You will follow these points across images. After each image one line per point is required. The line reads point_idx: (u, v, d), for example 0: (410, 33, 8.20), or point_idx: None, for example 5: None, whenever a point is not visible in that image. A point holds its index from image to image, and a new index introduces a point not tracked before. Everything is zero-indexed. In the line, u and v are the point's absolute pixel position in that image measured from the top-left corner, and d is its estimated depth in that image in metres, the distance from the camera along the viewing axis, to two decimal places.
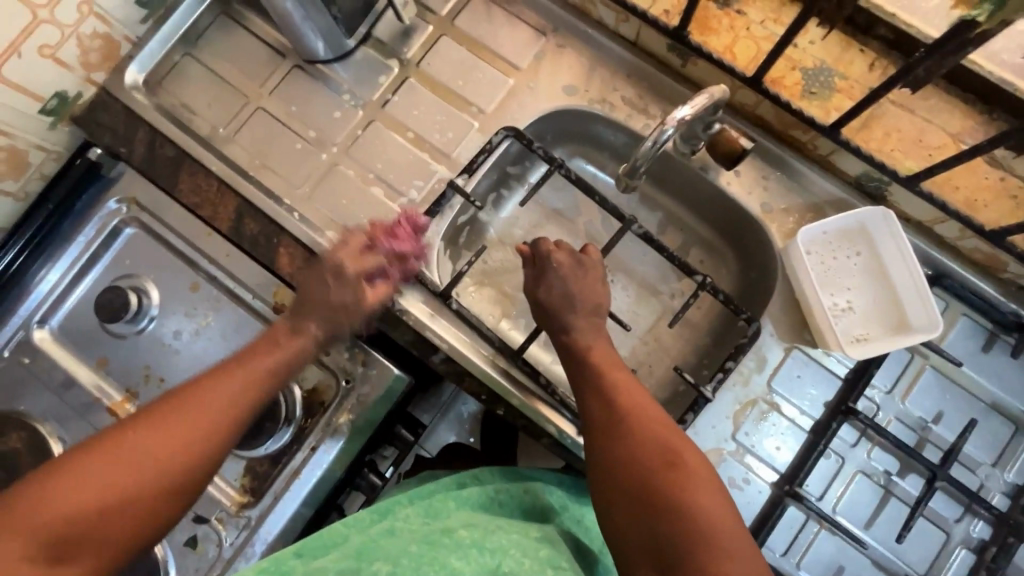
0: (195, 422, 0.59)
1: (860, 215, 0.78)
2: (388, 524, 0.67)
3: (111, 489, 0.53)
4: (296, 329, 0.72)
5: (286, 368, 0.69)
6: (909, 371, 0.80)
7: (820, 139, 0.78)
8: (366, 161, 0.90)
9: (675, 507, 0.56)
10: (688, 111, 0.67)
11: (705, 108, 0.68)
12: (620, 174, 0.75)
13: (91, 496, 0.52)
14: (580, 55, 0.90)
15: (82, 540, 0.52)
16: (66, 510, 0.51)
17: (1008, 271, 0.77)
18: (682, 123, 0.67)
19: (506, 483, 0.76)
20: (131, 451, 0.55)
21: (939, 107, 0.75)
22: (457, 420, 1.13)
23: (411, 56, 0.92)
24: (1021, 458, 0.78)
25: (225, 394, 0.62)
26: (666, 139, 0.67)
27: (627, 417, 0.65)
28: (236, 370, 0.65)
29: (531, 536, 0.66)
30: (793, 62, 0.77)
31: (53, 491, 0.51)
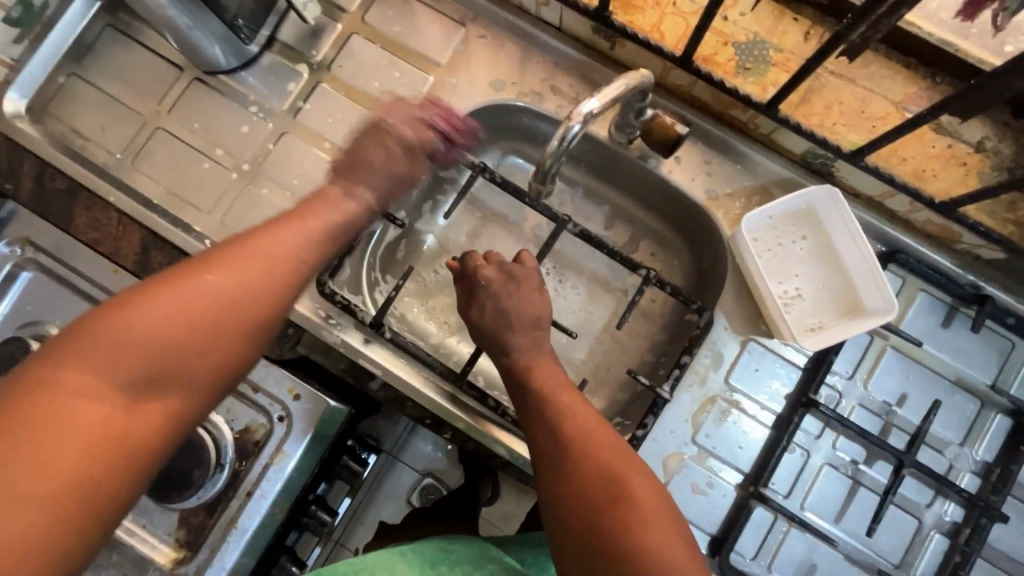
0: (270, 260, 0.55)
1: (806, 196, 0.73)
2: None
3: (198, 320, 0.49)
4: (347, 196, 0.65)
5: (350, 225, 0.64)
6: (870, 354, 0.76)
7: (760, 118, 0.73)
8: (282, 177, 0.82)
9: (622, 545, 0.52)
10: (597, 106, 0.59)
11: (620, 95, 0.61)
12: (531, 182, 0.67)
13: (177, 326, 0.48)
14: (504, 44, 0.83)
15: (170, 373, 0.48)
16: (153, 340, 0.47)
17: (963, 242, 0.73)
18: (587, 121, 0.59)
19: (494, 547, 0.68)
20: (213, 281, 0.51)
21: (880, 75, 0.70)
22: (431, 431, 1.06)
23: (322, 59, 0.84)
24: (990, 434, 0.75)
25: (301, 238, 0.58)
26: (573, 136, 0.59)
27: (573, 444, 0.60)
28: (303, 218, 0.60)
29: None
30: (724, 37, 0.72)
31: (138, 321, 0.47)
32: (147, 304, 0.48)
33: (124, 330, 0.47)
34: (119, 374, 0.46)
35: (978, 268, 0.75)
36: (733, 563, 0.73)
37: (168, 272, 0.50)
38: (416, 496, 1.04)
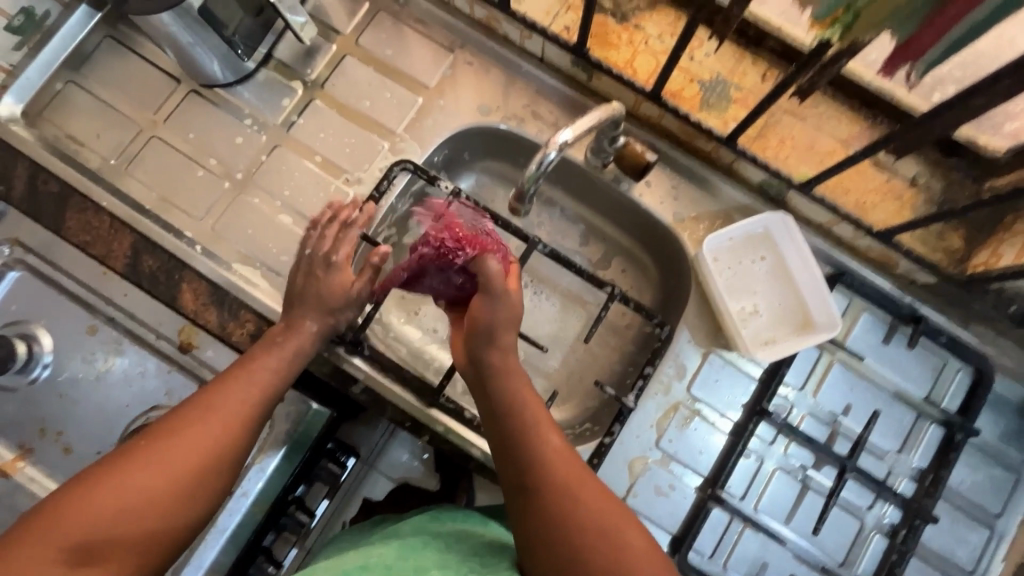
0: (210, 428, 0.56)
1: (762, 222, 0.80)
2: (361, 562, 0.62)
3: (144, 490, 0.51)
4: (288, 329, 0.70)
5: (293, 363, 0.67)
6: (819, 368, 0.83)
7: (722, 149, 0.80)
8: (273, 188, 0.86)
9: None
10: (571, 136, 0.65)
11: (593, 127, 0.67)
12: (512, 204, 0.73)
13: (117, 498, 0.50)
14: (488, 70, 0.89)
15: (111, 546, 0.49)
16: (95, 519, 0.49)
17: (901, 267, 0.81)
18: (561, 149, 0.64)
19: (469, 525, 0.72)
20: (158, 455, 0.53)
21: (826, 115, 0.78)
22: (407, 440, 1.04)
23: (315, 77, 0.89)
24: (925, 441, 0.82)
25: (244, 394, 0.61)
26: (550, 162, 0.65)
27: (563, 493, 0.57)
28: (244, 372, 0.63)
29: (502, 566, 0.63)
30: (690, 75, 0.79)
31: (85, 500, 0.49)
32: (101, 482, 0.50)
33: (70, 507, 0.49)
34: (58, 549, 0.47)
35: (914, 290, 0.83)
36: (691, 561, 0.78)
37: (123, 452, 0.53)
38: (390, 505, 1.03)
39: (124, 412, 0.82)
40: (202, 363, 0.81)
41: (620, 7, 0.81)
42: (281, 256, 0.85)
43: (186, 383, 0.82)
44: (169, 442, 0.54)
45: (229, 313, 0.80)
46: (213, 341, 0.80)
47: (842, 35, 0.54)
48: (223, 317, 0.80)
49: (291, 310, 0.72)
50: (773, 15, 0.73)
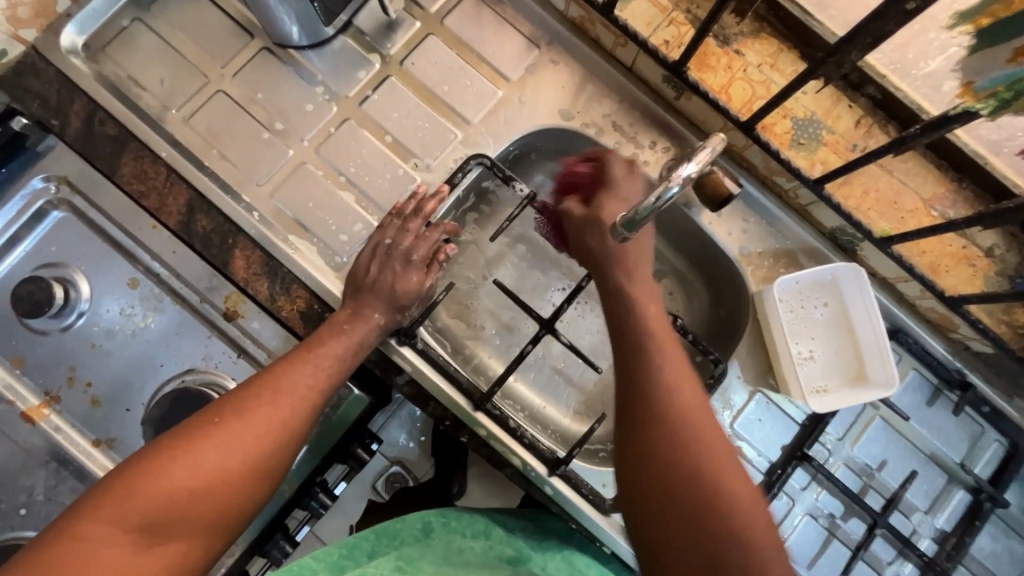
0: (267, 415, 0.62)
1: (833, 270, 0.79)
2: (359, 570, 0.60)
3: (213, 466, 0.57)
4: (358, 317, 0.74)
5: (351, 353, 0.71)
6: (860, 421, 0.83)
7: (802, 190, 0.79)
8: (338, 162, 0.83)
9: (715, 530, 0.51)
10: (695, 170, 0.56)
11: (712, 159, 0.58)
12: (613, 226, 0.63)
13: (187, 478, 0.56)
14: (573, 72, 0.86)
15: (180, 521, 0.55)
16: (165, 496, 0.55)
17: (959, 332, 0.81)
18: (685, 184, 0.56)
19: (472, 538, 0.72)
20: (215, 440, 0.59)
21: (914, 171, 0.77)
22: (409, 419, 1.01)
23: (394, 53, 0.85)
24: (951, 505, 0.83)
25: (303, 380, 0.66)
26: (670, 199, 0.55)
27: (674, 417, 0.56)
28: (306, 356, 0.68)
29: None
30: (785, 110, 0.77)
31: (148, 479, 0.55)
32: (166, 465, 0.56)
33: (139, 489, 0.54)
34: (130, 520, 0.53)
35: (967, 357, 0.83)
36: None
37: (183, 436, 0.58)
38: (382, 483, 1.00)
39: (159, 372, 0.80)
40: (247, 334, 0.79)
41: (723, 30, 0.79)
42: (339, 234, 0.82)
43: (226, 350, 0.80)
44: (231, 427, 0.60)
45: (281, 287, 0.78)
46: (259, 312, 0.79)
47: (996, 108, 0.59)
48: (274, 289, 0.78)
49: (368, 298, 0.75)
50: (882, 63, 0.74)
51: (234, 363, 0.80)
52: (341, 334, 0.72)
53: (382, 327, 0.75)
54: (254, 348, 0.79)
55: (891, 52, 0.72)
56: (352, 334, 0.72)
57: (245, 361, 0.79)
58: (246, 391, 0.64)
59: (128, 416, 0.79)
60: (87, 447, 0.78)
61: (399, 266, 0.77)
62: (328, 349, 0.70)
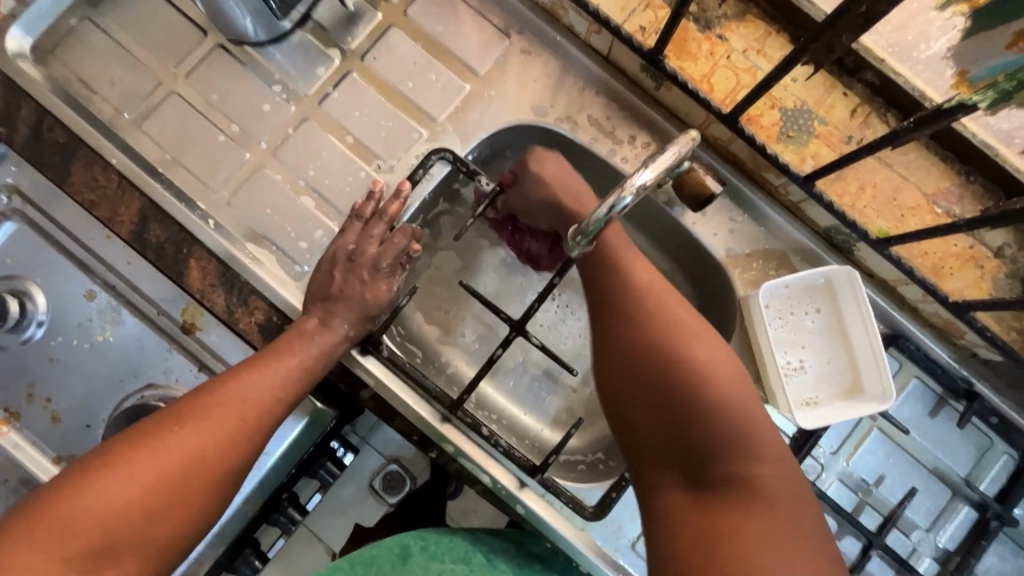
0: (216, 427, 0.59)
1: (826, 273, 0.73)
2: None
3: (163, 484, 0.55)
4: (326, 327, 0.70)
5: (317, 364, 0.68)
6: (856, 433, 0.78)
7: (792, 187, 0.72)
8: (297, 166, 0.79)
9: (706, 449, 0.55)
10: (650, 178, 0.54)
11: (674, 165, 0.55)
12: (569, 237, 0.61)
13: (135, 496, 0.54)
14: (545, 63, 0.80)
15: (129, 542, 0.54)
16: (112, 516, 0.53)
17: (965, 339, 0.74)
18: (638, 194, 0.54)
19: (450, 563, 0.69)
20: (159, 454, 0.56)
21: (916, 164, 0.70)
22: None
23: (355, 47, 0.80)
24: (955, 522, 0.77)
25: (252, 393, 0.62)
26: (623, 209, 0.54)
27: (663, 348, 0.58)
28: (263, 364, 0.65)
29: None
30: (773, 100, 0.71)
31: (86, 501, 0.53)
32: (105, 485, 0.53)
33: (77, 512, 0.52)
34: (69, 548, 0.51)
35: (974, 365, 0.76)
36: None
37: (123, 451, 0.55)
38: (379, 483, 0.86)
39: (119, 386, 0.77)
40: (205, 347, 0.76)
41: (705, 13, 0.72)
42: (300, 241, 0.78)
43: (186, 364, 0.77)
44: (175, 440, 0.57)
45: (237, 298, 0.74)
46: (217, 325, 0.75)
47: (994, 101, 0.51)
48: (230, 301, 0.74)
49: (333, 308, 0.71)
50: (881, 45, 0.68)
51: (193, 377, 0.77)
52: (302, 347, 0.68)
53: (352, 337, 0.72)
54: (214, 361, 0.76)
55: (888, 35, 0.68)
56: (318, 344, 0.69)
57: (205, 375, 0.76)
58: (193, 402, 0.60)
59: (88, 432, 0.77)
60: (47, 463, 0.76)
61: (365, 275, 0.73)
62: (290, 358, 0.66)
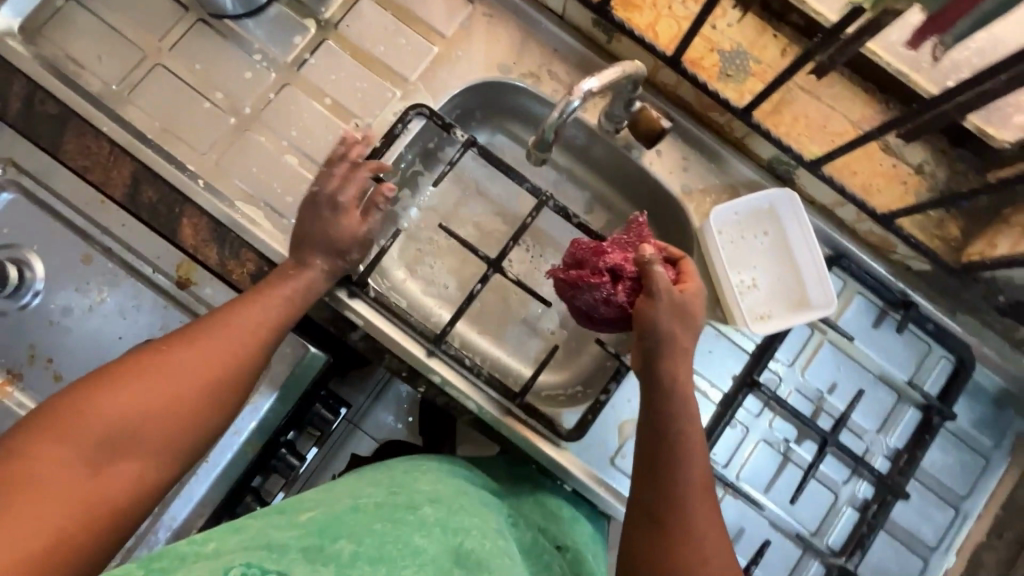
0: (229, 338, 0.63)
1: (768, 197, 0.81)
2: (354, 500, 0.61)
3: (166, 391, 0.57)
4: (302, 264, 0.73)
5: (295, 298, 0.71)
6: (809, 346, 0.85)
7: (735, 122, 0.80)
8: (280, 127, 0.84)
9: (675, 511, 0.57)
10: (595, 85, 0.66)
11: (615, 81, 0.68)
12: (529, 148, 0.73)
13: (154, 393, 0.56)
14: (507, 25, 0.87)
15: (141, 436, 0.55)
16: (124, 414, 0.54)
17: (898, 253, 0.82)
18: (585, 98, 0.65)
19: (461, 469, 0.74)
20: (177, 360, 0.59)
21: (842, 95, 0.78)
22: (394, 399, 1.04)
23: (330, 17, 0.86)
24: (903, 423, 0.85)
25: (243, 321, 0.65)
26: (573, 110, 0.65)
27: (673, 428, 0.61)
28: (249, 298, 0.68)
29: (492, 526, 0.65)
30: (711, 44, 0.79)
31: (106, 394, 0.54)
32: (127, 380, 0.55)
33: (95, 402, 0.53)
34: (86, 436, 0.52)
35: (908, 278, 0.84)
36: None
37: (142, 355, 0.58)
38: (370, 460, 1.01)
39: (117, 344, 0.79)
40: (200, 300, 0.78)
41: None
42: (286, 197, 0.83)
43: (183, 319, 0.79)
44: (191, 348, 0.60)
45: (230, 251, 0.79)
46: (211, 279, 0.78)
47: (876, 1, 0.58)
48: (223, 254, 0.79)
49: (309, 249, 0.73)
50: None
51: None
52: (292, 280, 0.72)
53: (331, 275, 0.75)
54: (208, 314, 0.78)
55: None
56: (294, 284, 0.72)
57: None
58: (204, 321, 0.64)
59: None
60: None
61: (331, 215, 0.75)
62: (277, 291, 0.70)
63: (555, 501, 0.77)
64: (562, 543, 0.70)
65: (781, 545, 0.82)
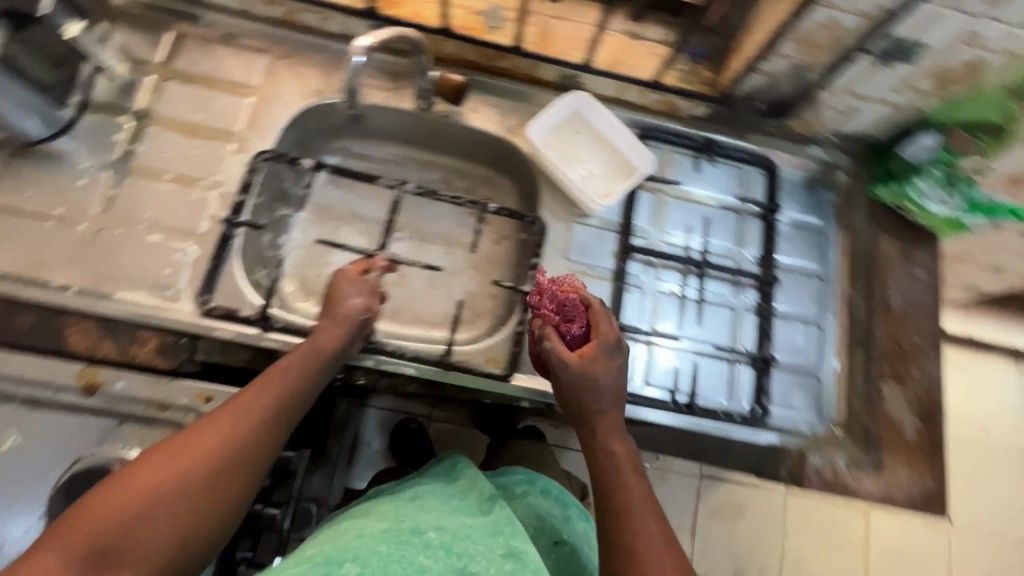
0: (233, 421, 0.61)
1: (567, 104, 0.97)
2: (358, 532, 0.63)
3: (194, 467, 0.56)
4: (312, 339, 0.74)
5: (308, 370, 0.70)
6: (658, 206, 1.01)
7: (518, 60, 0.98)
8: (133, 215, 0.88)
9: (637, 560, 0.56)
10: (371, 42, 0.82)
11: (390, 39, 0.83)
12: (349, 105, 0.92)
13: (151, 493, 0.53)
14: (304, 58, 0.98)
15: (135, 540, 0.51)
16: (123, 517, 0.51)
17: (682, 109, 1.02)
18: (363, 53, 0.81)
19: (458, 496, 0.74)
20: (176, 455, 0.56)
21: (581, 13, 0.99)
22: (368, 466, 1.01)
23: (141, 107, 0.93)
24: (753, 233, 1.02)
25: (258, 397, 0.64)
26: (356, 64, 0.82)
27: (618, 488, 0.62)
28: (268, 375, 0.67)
29: (496, 550, 0.64)
30: (470, 9, 0.96)
31: (101, 500, 0.51)
32: (125, 486, 0.52)
33: (94, 507, 0.51)
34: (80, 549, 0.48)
35: (704, 125, 1.03)
36: None
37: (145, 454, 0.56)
38: None
39: (42, 480, 0.75)
40: (115, 398, 0.79)
41: None
42: (163, 271, 0.86)
43: (103, 424, 0.78)
44: (193, 433, 0.58)
45: (126, 338, 0.83)
46: (120, 372, 0.80)
47: None
48: (121, 343, 0.82)
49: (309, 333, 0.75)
50: None
51: (117, 432, 0.78)
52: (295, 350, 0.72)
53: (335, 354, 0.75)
54: (129, 407, 0.79)
55: None
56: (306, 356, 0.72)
57: (128, 424, 0.79)
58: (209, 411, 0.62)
59: (26, 538, 0.73)
60: None
61: (328, 304, 0.79)
62: (280, 368, 0.69)
63: (546, 502, 0.78)
64: (560, 539, 0.75)
65: (713, 366, 0.94)
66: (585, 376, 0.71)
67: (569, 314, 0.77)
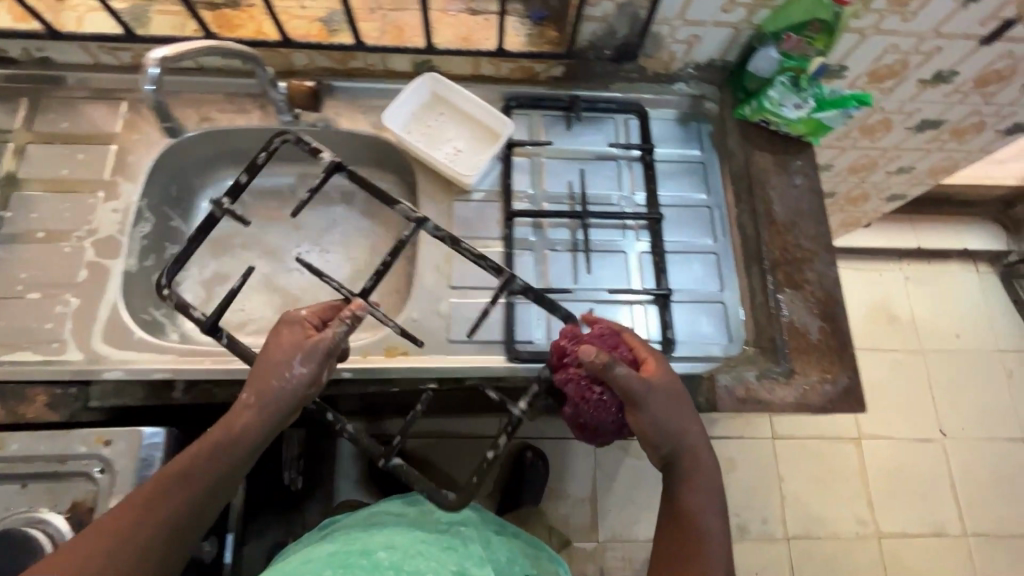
0: (172, 501, 0.65)
1: (419, 89, 1.01)
2: (314, 558, 0.76)
3: (130, 546, 0.62)
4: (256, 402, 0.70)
5: (255, 438, 0.70)
6: (535, 168, 1.02)
7: (367, 57, 0.99)
8: (10, 278, 0.88)
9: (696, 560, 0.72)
10: (168, 52, 0.80)
11: (190, 51, 0.82)
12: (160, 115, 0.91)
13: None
14: (161, 97, 1.00)
15: None
16: None
17: (539, 73, 1.04)
18: (161, 62, 0.79)
19: (424, 521, 0.87)
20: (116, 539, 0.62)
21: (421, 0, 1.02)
22: None
23: (5, 173, 0.94)
24: (634, 175, 1.03)
25: (203, 470, 0.67)
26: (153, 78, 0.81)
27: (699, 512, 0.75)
28: (215, 442, 0.69)
29: (448, 565, 0.77)
30: (310, 19, 0.98)
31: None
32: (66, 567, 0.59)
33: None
34: None
35: (565, 84, 1.06)
36: (523, 349, 0.91)
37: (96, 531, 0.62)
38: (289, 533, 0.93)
39: None
40: (14, 459, 0.78)
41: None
42: (46, 326, 0.86)
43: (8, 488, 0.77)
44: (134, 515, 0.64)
45: (15, 398, 0.81)
46: (14, 434, 0.78)
47: None
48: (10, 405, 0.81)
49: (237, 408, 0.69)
50: None
51: (21, 494, 0.77)
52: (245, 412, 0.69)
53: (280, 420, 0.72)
54: (26, 466, 0.78)
55: None
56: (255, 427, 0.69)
57: (30, 484, 0.77)
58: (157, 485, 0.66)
59: None
60: None
61: (258, 380, 0.70)
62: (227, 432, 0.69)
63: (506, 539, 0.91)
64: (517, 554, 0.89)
65: (613, 311, 0.95)
66: (656, 393, 0.75)
67: (610, 343, 0.78)
